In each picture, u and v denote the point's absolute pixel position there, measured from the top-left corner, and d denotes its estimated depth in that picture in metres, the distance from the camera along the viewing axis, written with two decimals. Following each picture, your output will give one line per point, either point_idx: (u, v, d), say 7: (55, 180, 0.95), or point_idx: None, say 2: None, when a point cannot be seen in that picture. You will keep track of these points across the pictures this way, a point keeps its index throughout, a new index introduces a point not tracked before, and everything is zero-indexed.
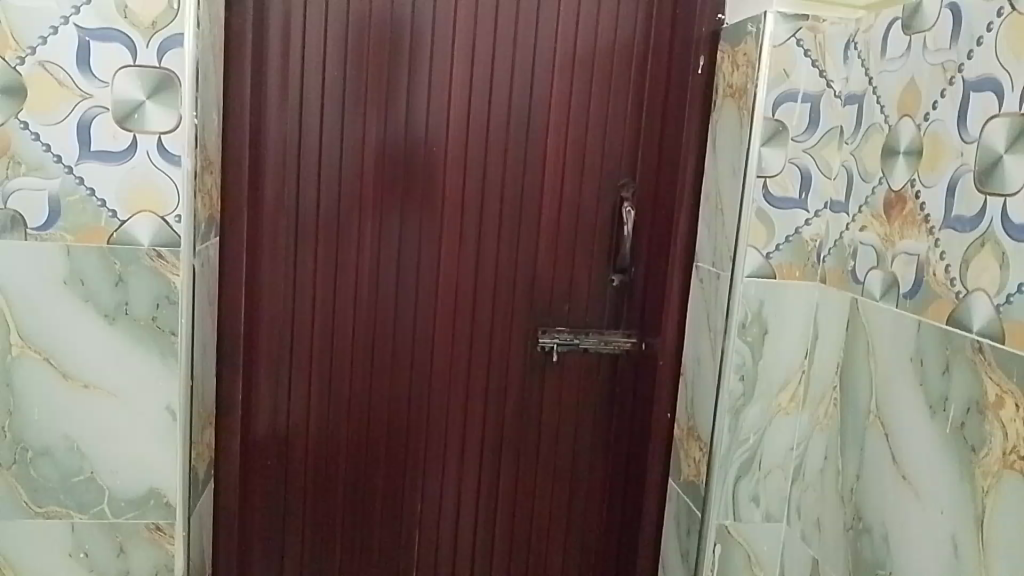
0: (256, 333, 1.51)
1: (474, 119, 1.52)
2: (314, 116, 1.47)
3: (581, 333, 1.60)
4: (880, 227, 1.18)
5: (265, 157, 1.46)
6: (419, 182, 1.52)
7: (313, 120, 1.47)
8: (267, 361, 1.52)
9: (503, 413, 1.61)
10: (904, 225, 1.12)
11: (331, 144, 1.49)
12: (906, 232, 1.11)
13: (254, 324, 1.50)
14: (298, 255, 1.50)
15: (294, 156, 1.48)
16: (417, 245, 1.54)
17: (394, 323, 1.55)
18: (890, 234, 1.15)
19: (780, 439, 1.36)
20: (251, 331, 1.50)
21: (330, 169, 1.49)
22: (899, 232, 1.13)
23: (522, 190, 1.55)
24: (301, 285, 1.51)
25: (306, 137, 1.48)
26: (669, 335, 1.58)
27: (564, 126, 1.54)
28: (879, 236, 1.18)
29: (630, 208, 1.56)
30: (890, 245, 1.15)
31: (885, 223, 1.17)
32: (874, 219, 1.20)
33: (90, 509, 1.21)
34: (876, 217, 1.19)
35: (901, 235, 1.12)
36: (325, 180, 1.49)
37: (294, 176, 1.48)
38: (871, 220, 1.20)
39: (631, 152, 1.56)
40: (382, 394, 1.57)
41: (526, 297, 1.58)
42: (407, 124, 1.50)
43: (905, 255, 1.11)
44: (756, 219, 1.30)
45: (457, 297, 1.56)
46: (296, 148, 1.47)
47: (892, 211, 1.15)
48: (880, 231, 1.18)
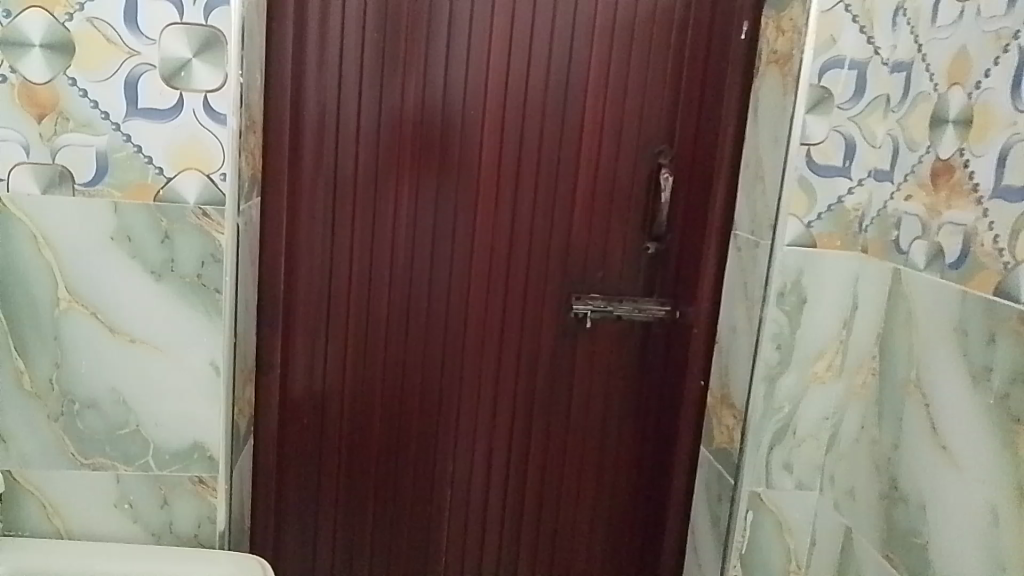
0: (294, 294, 1.52)
1: (512, 85, 1.51)
2: (354, 77, 1.47)
3: (614, 300, 1.60)
4: (926, 198, 1.17)
5: (305, 118, 1.47)
6: (456, 149, 1.52)
7: (353, 82, 1.47)
8: (305, 320, 1.54)
9: (535, 376, 1.62)
10: (951, 196, 1.11)
11: (370, 105, 1.49)
12: (952, 202, 1.10)
13: (292, 284, 1.52)
14: (336, 216, 1.51)
15: (334, 116, 1.48)
16: (453, 211, 1.54)
17: (429, 290, 1.56)
18: (936, 205, 1.14)
19: (815, 407, 1.36)
20: (289, 292, 1.52)
21: (368, 130, 1.49)
22: (946, 202, 1.12)
23: (558, 158, 1.55)
24: (338, 247, 1.52)
25: (345, 98, 1.48)
26: (703, 303, 1.60)
27: (602, 94, 1.53)
28: (924, 208, 1.17)
29: (668, 174, 1.55)
30: (935, 216, 1.14)
31: (931, 193, 1.16)
32: (921, 189, 1.18)
33: (134, 461, 1.24)
34: (922, 187, 1.18)
35: (947, 206, 1.12)
36: (363, 142, 1.50)
37: (333, 138, 1.49)
38: (917, 190, 1.19)
39: (670, 118, 1.55)
40: (416, 356, 1.59)
41: (561, 264, 1.59)
42: (445, 90, 1.50)
43: (951, 226, 1.10)
44: (798, 187, 1.29)
45: (491, 264, 1.57)
46: (335, 109, 1.48)
47: (939, 182, 1.14)
48: (926, 201, 1.17)
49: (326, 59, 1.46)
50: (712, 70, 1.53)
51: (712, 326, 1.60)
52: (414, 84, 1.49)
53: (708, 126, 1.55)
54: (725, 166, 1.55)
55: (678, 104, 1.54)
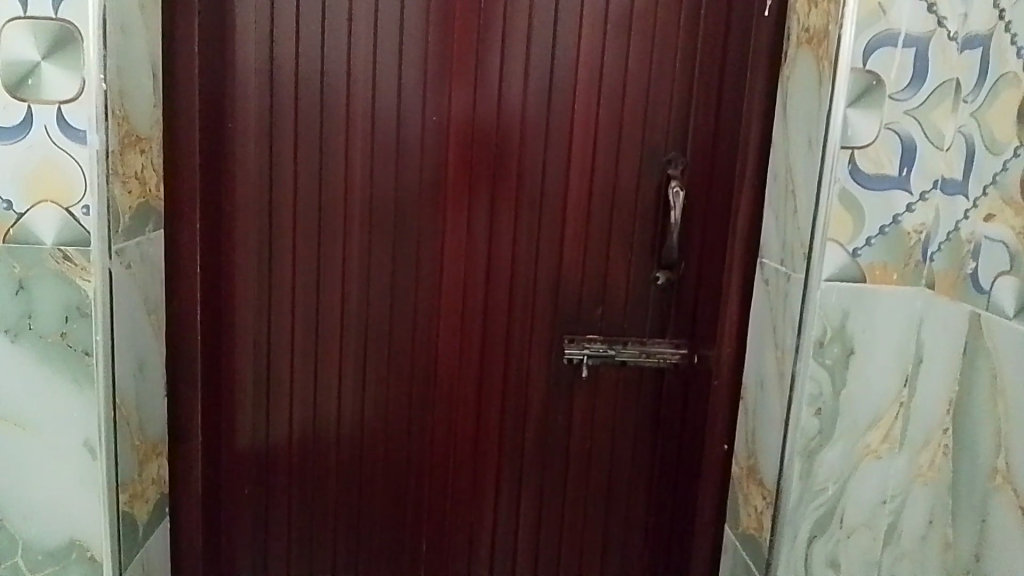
0: (230, 342, 1.27)
1: (483, 86, 1.24)
2: (289, 81, 1.21)
3: (617, 342, 1.31)
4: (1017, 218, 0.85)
5: (235, 132, 1.21)
6: (421, 164, 1.25)
7: (289, 87, 1.22)
8: (243, 374, 1.28)
9: (522, 436, 1.34)
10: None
11: (310, 114, 1.23)
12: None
13: (227, 331, 1.27)
14: (273, 249, 1.25)
15: (267, 130, 1.22)
16: (418, 239, 1.27)
17: (390, 334, 1.29)
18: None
19: (868, 489, 1.04)
20: (223, 338, 1.26)
21: (309, 145, 1.23)
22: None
23: (542, 172, 1.27)
24: (277, 285, 1.26)
25: (279, 107, 1.22)
26: (726, 347, 1.27)
27: (592, 92, 1.25)
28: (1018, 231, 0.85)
29: (678, 187, 1.25)
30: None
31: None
32: (1008, 206, 0.87)
33: (0, 562, 1.00)
34: (1011, 204, 0.86)
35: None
36: (302, 158, 1.24)
37: (268, 154, 1.23)
38: (1004, 207, 0.88)
39: (680, 120, 1.25)
40: (377, 414, 1.32)
41: (550, 299, 1.30)
42: (403, 94, 1.23)
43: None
44: (839, 203, 0.99)
45: (466, 302, 1.29)
46: (269, 119, 1.22)
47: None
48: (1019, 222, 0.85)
49: (256, 61, 1.20)
50: (732, 58, 1.22)
51: (736, 379, 1.27)
52: (363, 87, 1.23)
53: (727, 127, 1.24)
54: (750, 177, 1.22)
55: (689, 102, 1.25)
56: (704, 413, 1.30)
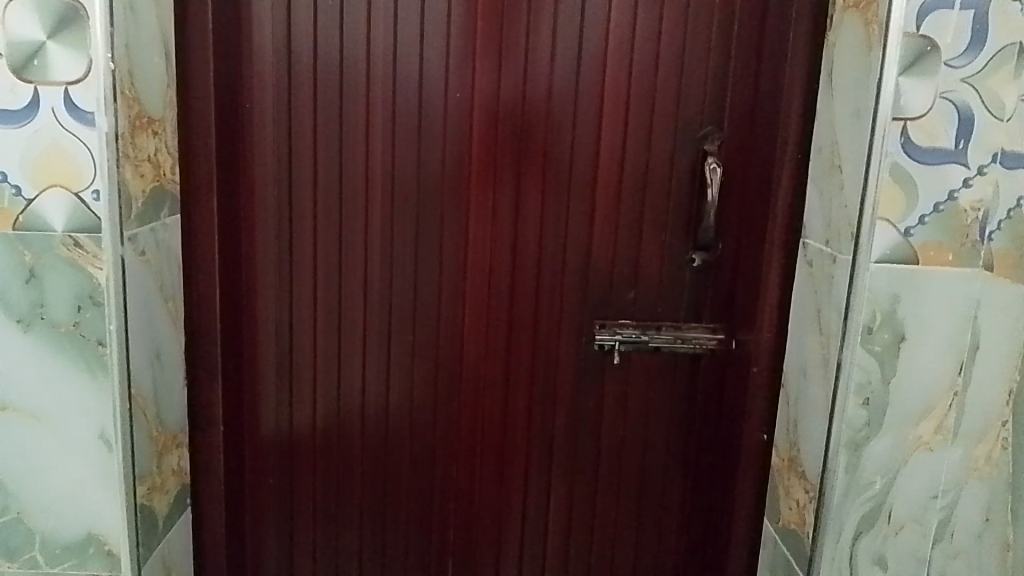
0: (251, 329, 1.24)
1: (508, 60, 1.18)
2: (307, 60, 1.17)
3: (650, 328, 1.25)
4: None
5: (252, 112, 1.18)
6: (445, 145, 1.20)
7: (307, 65, 1.17)
8: (265, 361, 1.25)
9: (552, 424, 1.29)
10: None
11: (329, 93, 1.18)
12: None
13: (247, 318, 1.24)
14: (293, 233, 1.22)
15: (285, 111, 1.18)
16: (443, 222, 1.22)
17: (415, 320, 1.25)
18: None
19: (919, 484, 0.98)
20: (243, 326, 1.23)
21: (328, 126, 1.19)
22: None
23: (571, 151, 1.21)
24: (298, 271, 1.23)
25: (297, 87, 1.18)
26: (764, 333, 1.20)
27: (623, 65, 1.19)
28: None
29: (715, 164, 1.18)
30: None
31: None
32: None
33: (19, 557, 0.98)
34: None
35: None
36: (321, 139, 1.19)
37: (286, 135, 1.19)
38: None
39: (715, 92, 1.19)
40: (403, 402, 1.28)
41: (580, 283, 1.25)
42: (426, 71, 1.18)
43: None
44: (890, 179, 0.92)
45: (492, 286, 1.25)
46: (287, 99, 1.18)
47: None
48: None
49: (272, 37, 1.16)
50: (772, 25, 1.15)
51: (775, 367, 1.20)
52: (383, 64, 1.18)
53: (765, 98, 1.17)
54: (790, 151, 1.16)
55: (726, 74, 1.18)
56: (743, 400, 1.23)
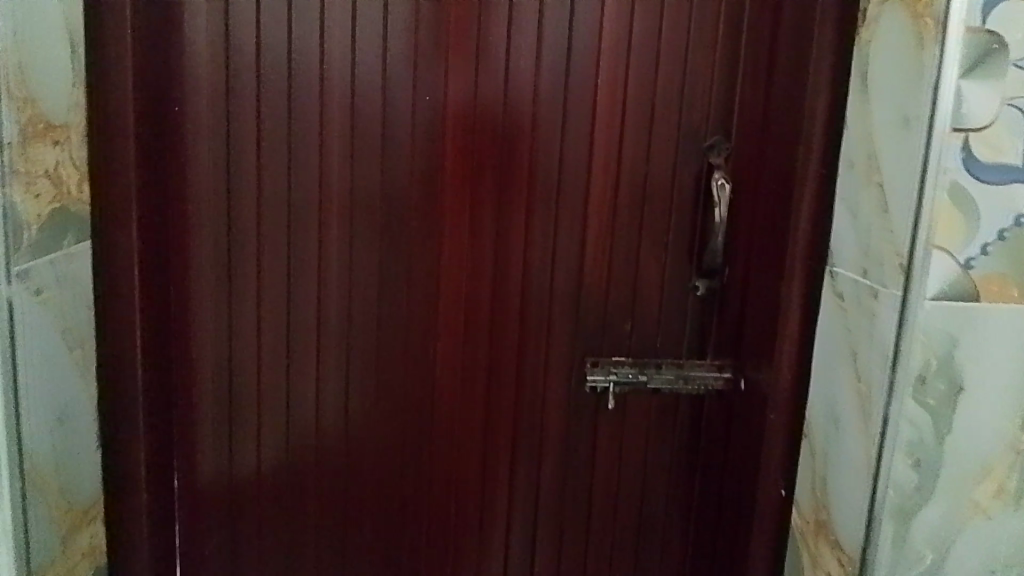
0: (185, 371, 1.06)
1: (487, 58, 1.02)
2: (250, 56, 0.99)
3: (648, 366, 1.10)
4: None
5: (184, 117, 0.99)
6: (412, 156, 1.04)
7: (249, 60, 0.99)
8: (203, 407, 1.07)
9: (537, 475, 1.13)
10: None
11: (276, 96, 1.01)
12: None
13: (180, 359, 1.05)
14: (232, 258, 1.04)
15: (224, 116, 1.00)
16: (410, 245, 1.06)
17: (379, 359, 1.08)
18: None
19: (975, 557, 0.84)
20: (174, 368, 1.05)
21: (276, 133, 1.02)
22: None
23: (558, 163, 1.05)
24: (239, 302, 1.05)
25: (238, 88, 1.00)
26: (784, 376, 1.02)
27: (617, 65, 1.03)
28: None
29: (723, 179, 1.04)
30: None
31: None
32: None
33: None
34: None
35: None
36: (265, 148, 1.02)
37: (225, 144, 1.01)
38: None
39: (721, 97, 1.04)
40: (366, 453, 1.11)
41: (568, 314, 1.09)
42: (391, 70, 1.02)
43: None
44: (948, 200, 0.78)
45: (469, 319, 1.08)
46: (225, 103, 1.00)
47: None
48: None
49: (207, 28, 0.98)
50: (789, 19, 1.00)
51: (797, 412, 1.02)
52: (339, 60, 1.01)
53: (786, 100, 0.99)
54: (814, 164, 0.97)
55: (734, 75, 1.04)
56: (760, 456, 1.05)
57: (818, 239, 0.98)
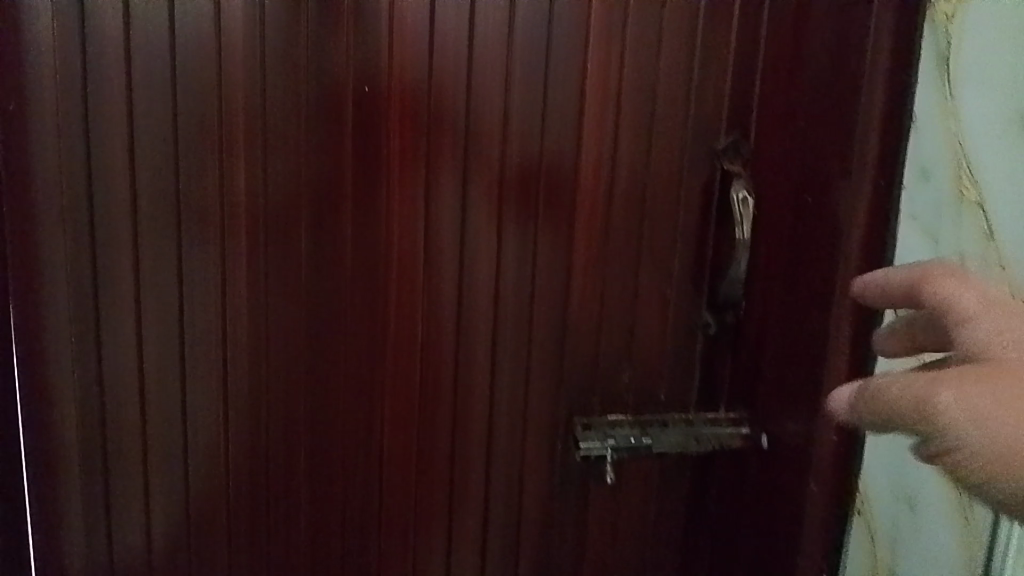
0: (45, 446, 0.82)
1: (444, 36, 0.79)
2: (116, 39, 0.75)
3: (653, 425, 0.88)
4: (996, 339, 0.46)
5: (26, 117, 0.75)
6: (344, 163, 0.80)
7: (116, 40, 0.75)
8: (71, 493, 0.83)
9: (512, 562, 0.90)
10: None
11: (155, 92, 0.76)
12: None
13: (40, 432, 0.81)
14: (99, 301, 0.79)
15: (81, 119, 0.76)
16: (343, 277, 0.82)
17: (308, 423, 0.84)
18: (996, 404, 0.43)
19: None
20: (30, 441, 0.81)
21: (157, 140, 0.77)
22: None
23: (537, 170, 0.82)
24: (113, 357, 0.81)
25: (101, 82, 0.75)
26: (830, 434, 0.79)
27: (609, 45, 0.81)
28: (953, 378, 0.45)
29: (745, 191, 0.83)
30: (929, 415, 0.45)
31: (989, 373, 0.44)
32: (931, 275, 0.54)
33: None
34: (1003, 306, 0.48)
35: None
36: (142, 156, 0.77)
37: (85, 156, 0.77)
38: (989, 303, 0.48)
39: (734, 88, 0.85)
40: (296, 544, 0.87)
41: (551, 361, 0.86)
42: (315, 49, 0.77)
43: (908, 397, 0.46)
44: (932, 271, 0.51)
45: (424, 372, 0.85)
46: (81, 101, 0.75)
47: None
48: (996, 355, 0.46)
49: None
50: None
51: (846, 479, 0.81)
52: (242, 36, 0.76)
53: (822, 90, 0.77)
54: (870, 170, 0.75)
55: (751, 61, 0.84)
56: (795, 536, 0.82)
57: (874, 262, 0.77)
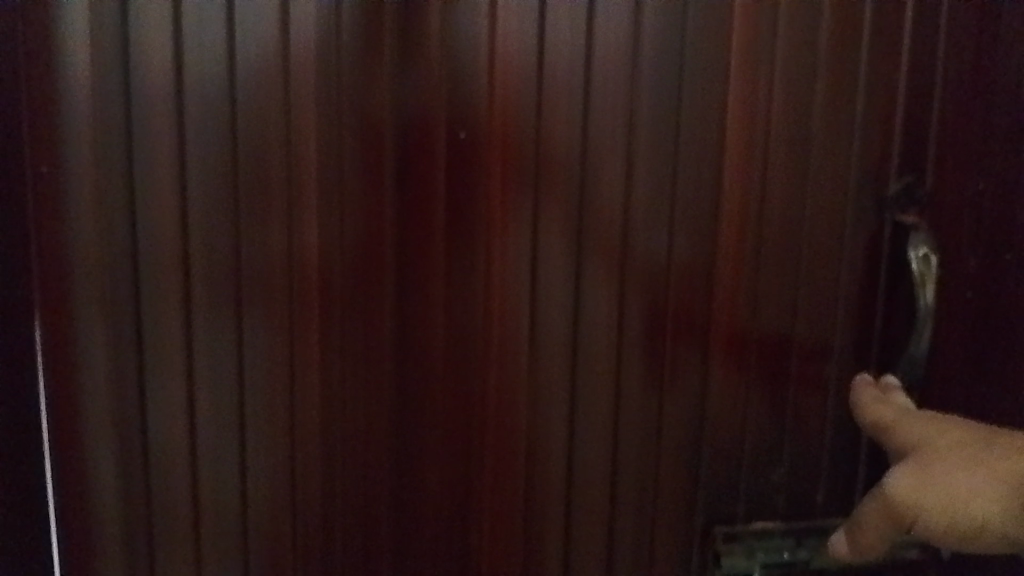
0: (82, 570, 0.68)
1: (557, 67, 0.65)
2: (165, 92, 0.63)
3: (808, 535, 0.73)
4: (896, 438, 0.64)
5: (61, 177, 0.63)
6: (436, 216, 0.67)
7: (166, 94, 0.63)
8: None
9: None
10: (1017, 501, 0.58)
11: (213, 152, 0.64)
12: (978, 492, 0.59)
13: (76, 535, 0.68)
14: (144, 378, 0.66)
15: (124, 186, 0.64)
16: (433, 352, 0.68)
17: (394, 526, 0.70)
18: (924, 483, 0.60)
19: None
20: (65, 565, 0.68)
21: (215, 206, 0.65)
22: (968, 471, 0.59)
23: (668, 218, 0.68)
24: (161, 453, 0.67)
25: (148, 142, 0.63)
26: None
27: (755, 73, 0.67)
28: (892, 471, 0.62)
29: (927, 252, 0.68)
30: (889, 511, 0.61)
31: (917, 465, 0.61)
32: (895, 410, 0.65)
33: None
34: (914, 416, 0.64)
35: (963, 503, 0.59)
36: (195, 205, 0.65)
37: (130, 229, 0.64)
38: (906, 416, 0.64)
39: (908, 112, 0.69)
40: None
41: (686, 447, 0.71)
42: (401, 80, 0.65)
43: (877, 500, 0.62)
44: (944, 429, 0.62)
45: (530, 472, 0.70)
46: (126, 165, 0.64)
47: (957, 442, 0.61)
48: (905, 448, 0.63)
49: (94, 20, 0.62)
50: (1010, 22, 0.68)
51: None
52: (313, 72, 0.64)
53: (1009, 130, 0.69)
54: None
55: (927, 79, 0.69)
56: None
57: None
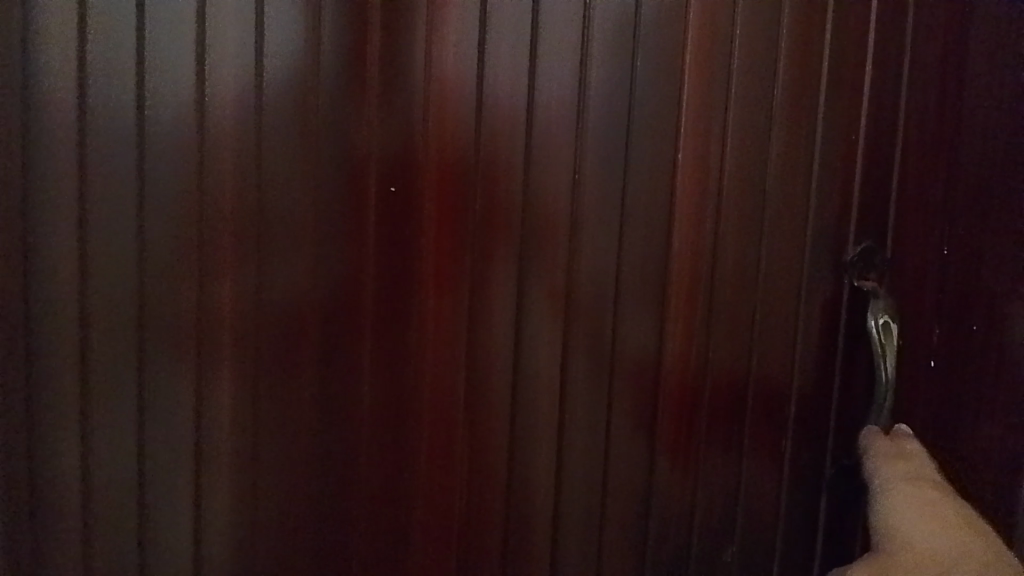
0: None
1: (502, 122, 0.61)
2: (63, 129, 0.54)
3: None
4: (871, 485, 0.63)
5: None
6: (367, 273, 0.61)
7: (66, 130, 0.54)
8: None
9: None
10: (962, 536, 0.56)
11: (116, 200, 0.55)
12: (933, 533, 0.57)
13: None
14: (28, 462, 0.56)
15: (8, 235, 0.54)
16: (360, 421, 0.62)
17: None
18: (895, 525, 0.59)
19: None
20: None
21: (118, 261, 0.56)
22: (921, 509, 0.58)
23: (616, 278, 0.64)
24: (42, 549, 0.56)
25: (40, 185, 0.54)
26: None
27: (710, 135, 0.64)
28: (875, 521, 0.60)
29: (887, 318, 0.67)
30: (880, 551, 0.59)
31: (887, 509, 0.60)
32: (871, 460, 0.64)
33: None
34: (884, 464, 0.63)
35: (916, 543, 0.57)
36: (93, 240, 0.55)
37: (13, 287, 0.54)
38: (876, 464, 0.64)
39: (864, 174, 0.67)
40: None
41: (633, 521, 0.66)
42: (329, 117, 0.59)
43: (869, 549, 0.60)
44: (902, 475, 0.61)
45: (467, 551, 0.64)
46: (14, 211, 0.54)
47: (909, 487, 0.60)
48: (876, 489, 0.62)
49: None
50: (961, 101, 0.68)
51: None
52: (236, 115, 0.57)
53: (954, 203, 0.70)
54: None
55: (881, 141, 0.68)
56: None
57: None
